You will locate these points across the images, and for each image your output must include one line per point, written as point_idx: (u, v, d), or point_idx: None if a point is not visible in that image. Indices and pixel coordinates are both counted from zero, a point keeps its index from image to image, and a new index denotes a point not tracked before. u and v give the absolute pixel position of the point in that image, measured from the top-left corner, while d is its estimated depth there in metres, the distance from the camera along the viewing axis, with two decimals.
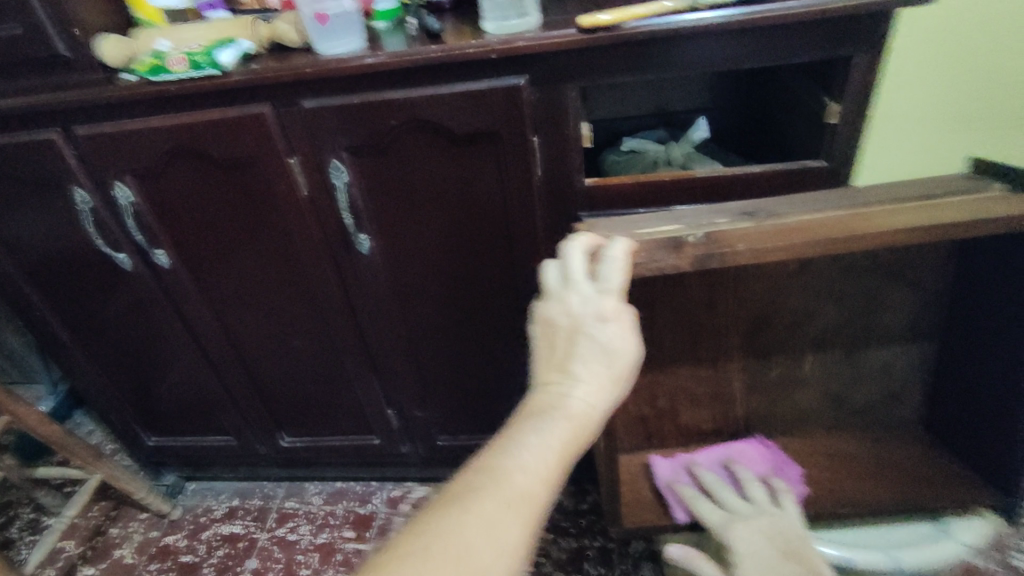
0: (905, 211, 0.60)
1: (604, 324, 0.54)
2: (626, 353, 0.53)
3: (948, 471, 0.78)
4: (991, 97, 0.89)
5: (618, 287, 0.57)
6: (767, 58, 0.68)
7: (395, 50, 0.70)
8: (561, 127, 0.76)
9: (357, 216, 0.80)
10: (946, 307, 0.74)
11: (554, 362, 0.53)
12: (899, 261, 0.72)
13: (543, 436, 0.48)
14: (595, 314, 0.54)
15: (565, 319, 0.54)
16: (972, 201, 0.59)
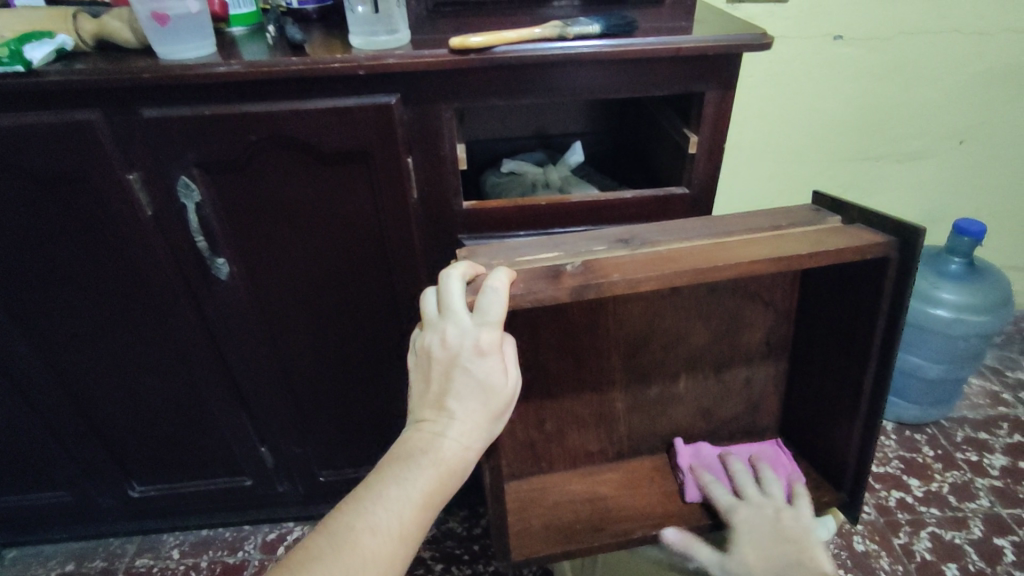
0: (756, 243, 0.61)
1: (482, 359, 0.51)
2: (504, 387, 0.52)
3: (806, 482, 0.81)
4: (778, 156, 1.26)
5: (497, 319, 0.51)
6: (629, 90, 0.72)
7: (253, 60, 0.66)
8: (435, 149, 0.73)
9: (211, 238, 0.78)
10: (801, 325, 0.79)
11: (429, 398, 0.51)
12: (755, 284, 0.75)
13: (408, 485, 0.47)
14: (472, 349, 0.51)
15: (442, 354, 0.51)
16: (811, 233, 0.63)
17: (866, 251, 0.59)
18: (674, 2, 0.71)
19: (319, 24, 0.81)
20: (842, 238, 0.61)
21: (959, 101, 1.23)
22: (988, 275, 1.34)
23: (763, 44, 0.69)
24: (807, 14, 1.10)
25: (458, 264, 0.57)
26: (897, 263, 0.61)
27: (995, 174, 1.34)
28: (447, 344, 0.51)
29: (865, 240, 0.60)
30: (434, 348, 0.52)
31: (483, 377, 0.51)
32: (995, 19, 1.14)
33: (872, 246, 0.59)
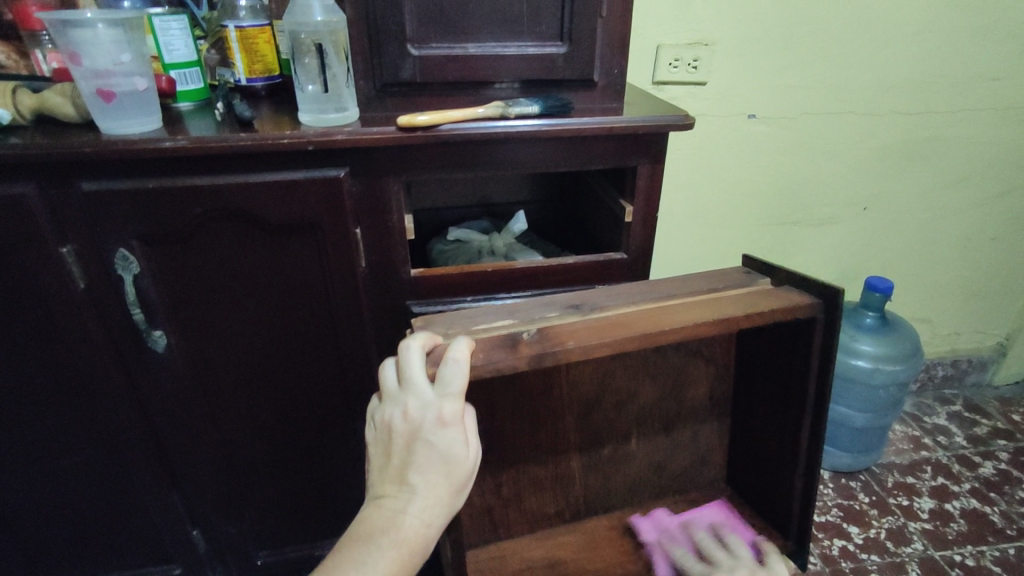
0: (697, 307, 0.65)
1: (444, 430, 0.51)
2: (466, 458, 0.52)
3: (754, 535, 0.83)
4: (704, 219, 1.36)
5: (458, 390, 0.53)
6: (567, 165, 0.77)
7: (201, 135, 0.67)
8: (384, 220, 0.75)
9: (150, 311, 0.75)
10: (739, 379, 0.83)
11: (391, 472, 0.51)
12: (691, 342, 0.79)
13: (370, 567, 0.46)
14: (435, 421, 0.51)
15: (403, 428, 0.51)
16: (746, 295, 0.68)
17: (794, 311, 0.64)
18: (605, 86, 0.78)
19: (268, 101, 0.84)
20: (773, 299, 0.66)
21: (860, 173, 1.37)
22: (901, 329, 1.45)
23: (686, 123, 0.75)
24: (723, 95, 1.22)
25: (424, 337, 0.58)
26: (823, 321, 0.67)
27: (896, 236, 1.49)
28: (408, 416, 0.52)
29: (792, 301, 0.65)
30: (395, 421, 0.52)
31: (445, 450, 0.51)
32: (882, 104, 1.29)
33: (798, 307, 0.64)
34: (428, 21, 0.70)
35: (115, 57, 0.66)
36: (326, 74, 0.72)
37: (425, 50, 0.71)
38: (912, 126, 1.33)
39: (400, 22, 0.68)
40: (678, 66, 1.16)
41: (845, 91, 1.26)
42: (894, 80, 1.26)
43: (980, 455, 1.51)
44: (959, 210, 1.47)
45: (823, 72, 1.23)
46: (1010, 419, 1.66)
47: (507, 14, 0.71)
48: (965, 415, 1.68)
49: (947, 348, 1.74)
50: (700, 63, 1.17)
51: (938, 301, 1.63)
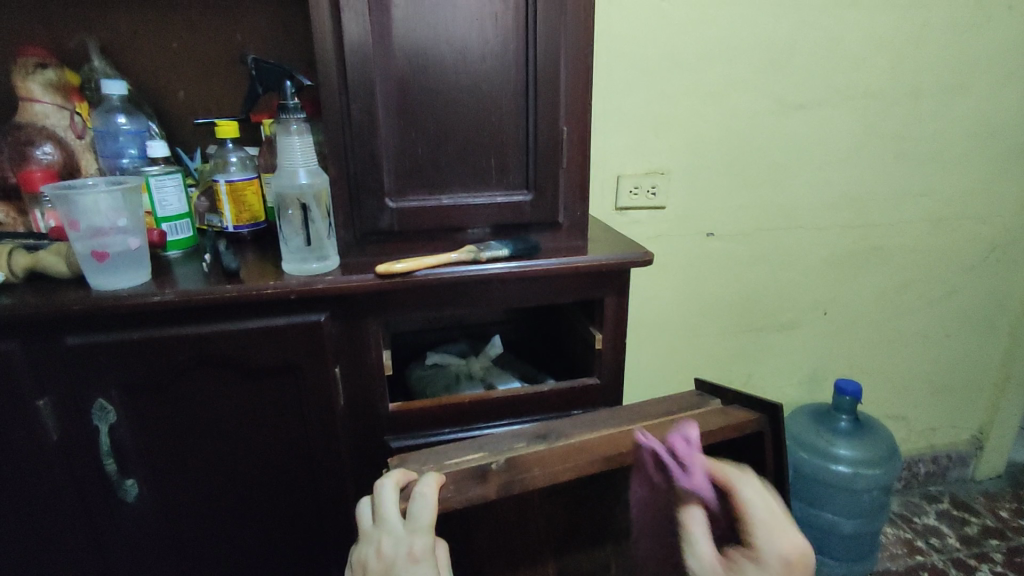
0: (654, 428, 0.68)
1: (415, 566, 0.54)
2: None
3: None
4: (675, 329, 1.41)
5: (427, 524, 0.55)
6: (537, 299, 0.81)
7: (187, 288, 0.70)
8: (363, 358, 0.78)
9: (123, 459, 0.75)
10: None
11: None
12: None
13: None
14: (407, 557, 0.54)
15: (377, 566, 0.55)
16: (700, 414, 0.71)
17: (742, 427, 0.69)
18: (569, 226, 0.84)
19: (252, 245, 0.88)
20: (721, 416, 0.70)
21: (817, 281, 1.45)
22: (876, 431, 1.49)
23: (644, 259, 0.81)
24: (682, 217, 1.31)
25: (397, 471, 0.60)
26: (770, 437, 0.71)
27: (859, 338, 1.55)
28: (382, 554, 0.55)
29: (739, 417, 0.69)
30: (370, 559, 0.55)
31: None
32: (828, 219, 1.39)
33: (746, 422, 0.69)
34: (404, 178, 0.77)
35: (113, 222, 0.71)
36: (309, 228, 0.77)
37: (402, 202, 0.77)
38: (858, 238, 1.43)
39: (379, 180, 0.75)
40: (638, 193, 1.26)
41: (792, 209, 1.36)
42: (835, 198, 1.37)
43: (974, 557, 1.49)
44: (914, 312, 1.55)
45: (770, 194, 1.34)
46: (997, 515, 1.65)
47: (477, 169, 0.79)
48: (953, 513, 1.67)
49: (925, 445, 1.76)
50: (657, 190, 1.27)
51: (908, 399, 1.67)
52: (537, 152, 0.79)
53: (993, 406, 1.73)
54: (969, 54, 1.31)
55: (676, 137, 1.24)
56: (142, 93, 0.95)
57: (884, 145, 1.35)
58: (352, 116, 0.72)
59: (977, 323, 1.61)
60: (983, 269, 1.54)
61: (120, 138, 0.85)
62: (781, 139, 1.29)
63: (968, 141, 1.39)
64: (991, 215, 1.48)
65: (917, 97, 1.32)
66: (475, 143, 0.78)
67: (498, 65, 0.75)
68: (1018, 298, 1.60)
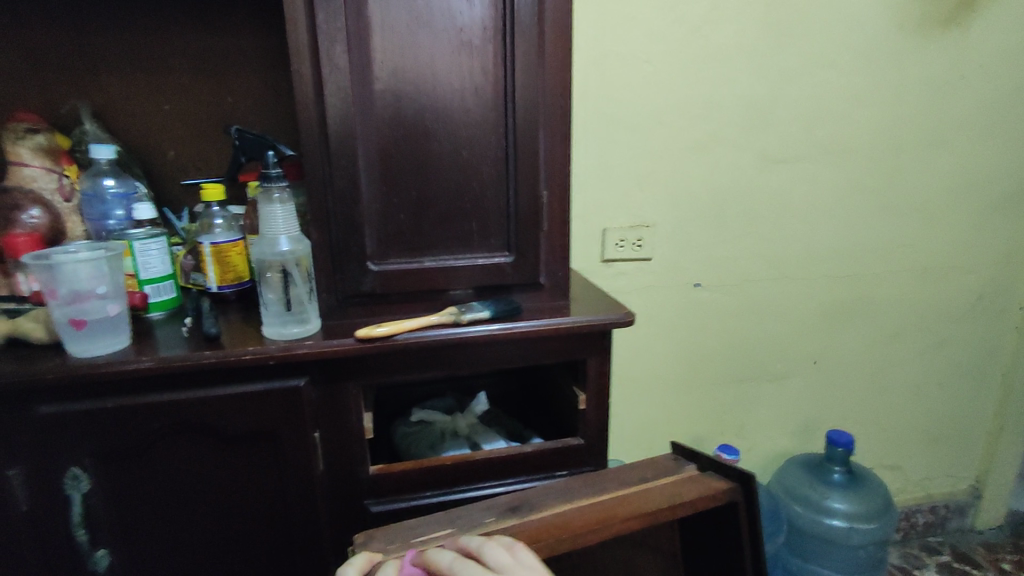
0: (630, 499, 0.68)
1: None
2: None
3: None
4: (663, 379, 1.41)
5: None
6: (520, 360, 0.81)
7: (166, 355, 0.70)
8: (343, 423, 0.78)
9: (94, 529, 0.73)
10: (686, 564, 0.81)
11: None
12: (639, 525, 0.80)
13: None
14: None
15: None
16: (675, 483, 0.70)
17: (717, 497, 0.68)
18: (550, 287, 0.85)
19: (236, 305, 0.88)
20: (694, 485, 0.70)
21: (805, 330, 1.45)
22: (870, 482, 1.48)
23: (626, 320, 0.81)
24: (669, 269, 1.32)
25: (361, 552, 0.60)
26: (745, 507, 0.70)
27: (850, 387, 1.54)
28: None
29: (713, 485, 0.69)
30: None
31: None
32: (814, 268, 1.40)
33: (721, 492, 0.68)
34: (387, 242, 0.78)
35: (93, 287, 0.71)
36: (289, 291, 0.76)
37: (384, 265, 0.78)
38: (845, 287, 1.44)
39: (361, 244, 0.76)
40: (624, 246, 1.27)
41: (778, 260, 1.37)
42: (820, 248, 1.39)
43: None
44: (904, 360, 1.55)
45: (755, 245, 1.35)
46: (999, 568, 1.61)
47: (457, 232, 0.80)
48: (954, 566, 1.63)
49: (923, 494, 1.73)
50: (643, 242, 1.28)
51: (902, 448, 1.66)
52: (517, 216, 0.80)
53: (990, 454, 1.71)
54: (943, 111, 1.35)
55: (660, 191, 1.26)
56: (132, 154, 0.97)
57: (865, 197, 1.37)
58: (334, 184, 0.74)
59: (968, 371, 1.61)
60: (971, 317, 1.55)
61: (108, 200, 0.86)
62: (764, 192, 1.31)
63: (947, 193, 1.41)
64: (975, 264, 1.49)
65: (896, 151, 1.35)
66: (456, 208, 0.79)
67: (478, 134, 0.77)
68: (1007, 346, 1.60)
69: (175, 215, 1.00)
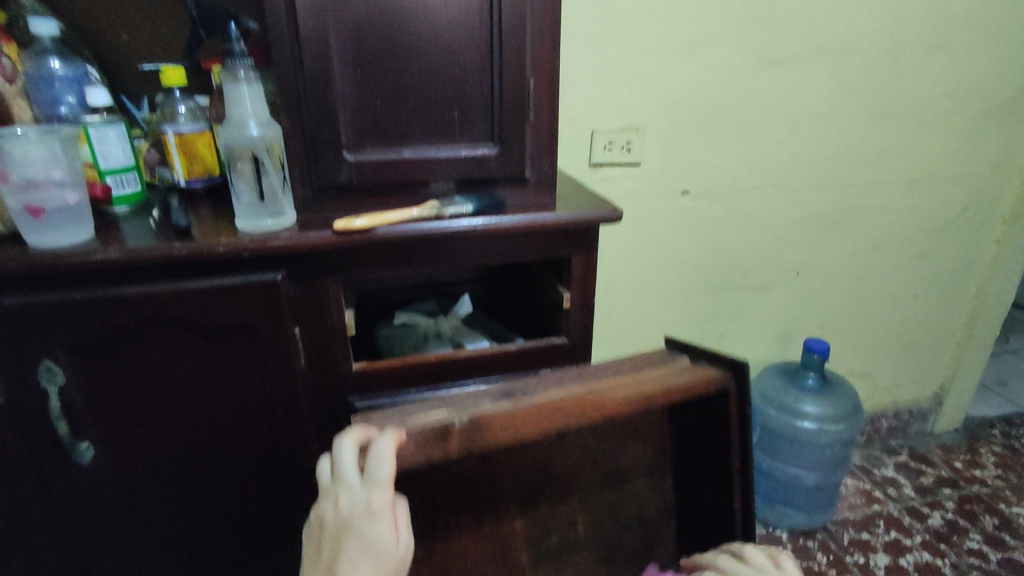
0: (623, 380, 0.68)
1: (371, 520, 0.53)
2: (397, 548, 0.53)
3: None
4: (646, 286, 1.41)
5: (386, 480, 0.54)
6: (504, 257, 0.79)
7: (134, 246, 0.67)
8: (323, 318, 0.76)
9: (75, 422, 0.72)
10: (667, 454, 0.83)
11: (321, 568, 0.52)
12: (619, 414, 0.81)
13: None
14: (363, 511, 0.53)
15: (332, 522, 0.53)
16: (666, 368, 0.71)
17: (705, 385, 0.69)
18: (536, 183, 0.82)
19: (206, 200, 0.84)
20: (686, 373, 0.70)
21: (790, 240, 1.45)
22: (841, 389, 1.54)
23: (613, 217, 0.79)
24: (656, 175, 1.29)
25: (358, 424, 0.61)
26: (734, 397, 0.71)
27: (830, 296, 1.56)
28: (339, 511, 0.53)
29: (703, 376, 0.69)
30: (326, 514, 0.54)
31: (372, 540, 0.52)
32: (803, 176, 1.38)
33: (710, 382, 0.69)
34: (363, 130, 0.73)
35: (48, 173, 0.68)
36: (261, 181, 0.73)
37: (361, 155, 0.74)
38: (833, 197, 1.42)
39: (336, 132, 0.72)
40: (612, 149, 1.23)
41: (768, 167, 1.35)
42: (811, 156, 1.36)
43: (927, 505, 1.56)
44: (884, 271, 1.57)
45: (746, 151, 1.31)
46: (952, 466, 1.72)
47: (438, 121, 0.75)
48: (911, 465, 1.73)
49: (888, 400, 1.80)
50: (632, 146, 1.24)
51: (874, 357, 1.71)
52: (501, 105, 0.75)
53: (956, 362, 1.77)
54: (950, 10, 1.28)
55: (651, 91, 1.20)
56: (81, 36, 0.88)
57: (861, 102, 1.33)
58: (304, 65, 0.68)
59: (945, 283, 1.64)
60: (954, 229, 1.55)
61: (56, 84, 0.79)
62: (759, 95, 1.26)
63: (944, 99, 1.38)
64: (963, 175, 1.48)
65: (897, 53, 1.30)
66: (437, 95, 0.74)
67: (460, 11, 0.71)
68: (985, 258, 1.62)
69: (134, 105, 0.92)
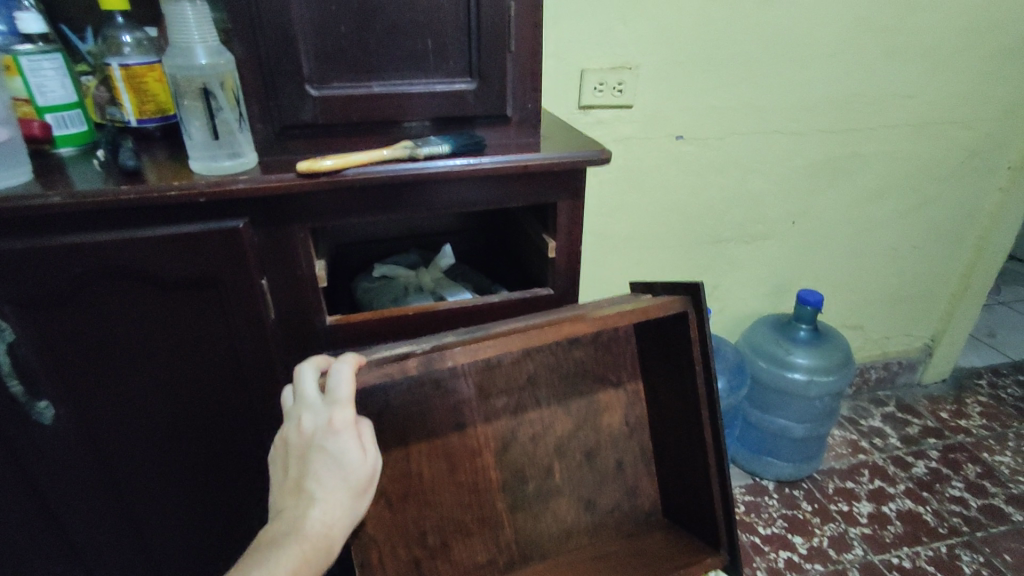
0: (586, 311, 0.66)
1: (336, 435, 0.51)
2: (363, 462, 0.52)
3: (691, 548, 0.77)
4: (637, 237, 1.36)
5: (346, 396, 0.53)
6: (485, 203, 0.74)
7: (78, 190, 0.61)
8: (292, 269, 0.72)
9: (30, 381, 0.68)
10: (654, 409, 0.80)
11: (289, 486, 0.51)
12: (602, 366, 0.78)
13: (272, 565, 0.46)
14: (325, 427, 0.52)
15: (297, 440, 0.52)
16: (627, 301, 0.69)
17: (669, 307, 0.66)
18: (518, 121, 0.76)
19: (162, 142, 0.78)
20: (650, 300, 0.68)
21: (787, 188, 1.40)
22: (833, 340, 1.51)
23: (601, 157, 0.73)
24: (649, 118, 1.22)
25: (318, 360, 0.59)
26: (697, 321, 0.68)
27: (825, 247, 1.52)
28: (301, 430, 0.52)
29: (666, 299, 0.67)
30: (290, 433, 0.52)
31: (338, 455, 0.51)
32: (803, 120, 1.31)
33: (673, 302, 0.67)
34: (327, 60, 0.66)
35: None
36: (216, 119, 0.67)
37: (326, 90, 0.67)
38: (833, 142, 1.36)
39: (296, 62, 0.65)
40: (603, 90, 1.16)
41: (767, 109, 1.28)
42: (812, 98, 1.29)
43: (912, 455, 1.57)
44: (881, 221, 1.52)
45: (745, 92, 1.24)
46: (938, 417, 1.73)
47: (410, 52, 0.68)
48: (897, 416, 1.74)
49: (878, 352, 1.79)
50: (624, 86, 1.17)
51: (866, 308, 1.69)
52: (480, 33, 0.69)
53: (948, 314, 1.76)
54: None
55: (645, 25, 1.12)
56: None
57: (868, 39, 1.25)
58: None
59: (943, 233, 1.60)
60: (955, 177, 1.50)
61: None
62: (761, 30, 1.18)
63: (955, 37, 1.30)
64: (970, 119, 1.42)
65: None
66: (407, 20, 0.67)
67: None
68: (985, 208, 1.58)
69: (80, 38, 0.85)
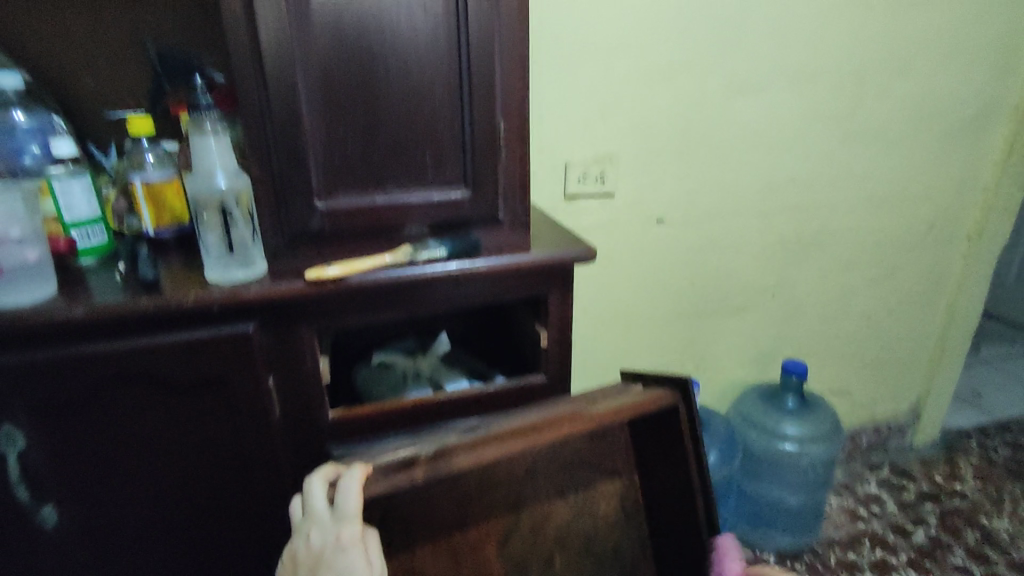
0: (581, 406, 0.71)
1: (343, 552, 0.56)
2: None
3: None
4: (625, 314, 1.42)
5: (353, 513, 0.57)
6: (481, 298, 0.79)
7: (99, 302, 0.65)
8: (298, 367, 0.75)
9: (37, 485, 0.70)
10: (650, 492, 0.82)
11: None
12: (597, 453, 0.80)
13: None
14: (333, 545, 0.57)
15: (306, 556, 0.57)
16: (619, 394, 0.74)
17: (658, 402, 0.72)
18: (510, 222, 0.82)
19: (176, 249, 0.83)
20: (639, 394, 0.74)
21: (764, 263, 1.47)
22: (821, 409, 1.55)
23: (587, 256, 0.79)
24: (630, 204, 1.30)
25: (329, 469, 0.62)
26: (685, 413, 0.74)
27: (805, 317, 1.58)
28: (311, 545, 0.57)
29: (654, 394, 0.73)
30: (301, 549, 0.58)
31: (344, 570, 0.56)
32: (774, 200, 1.41)
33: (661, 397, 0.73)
34: (334, 176, 0.73)
35: (7, 232, 0.66)
36: (231, 233, 0.73)
37: (332, 202, 0.73)
38: (804, 220, 1.45)
39: (306, 179, 0.71)
40: (586, 180, 1.24)
41: (740, 192, 1.37)
42: (781, 181, 1.39)
43: (910, 522, 1.57)
44: (856, 291, 1.60)
45: (717, 178, 1.34)
46: (932, 480, 1.74)
47: (411, 166, 0.75)
48: (892, 480, 1.75)
49: (867, 416, 1.82)
50: (606, 176, 1.25)
51: (851, 374, 1.73)
52: (473, 148, 0.76)
53: (930, 376, 1.81)
54: (906, 39, 1.33)
55: (623, 122, 1.22)
56: (45, 84, 0.87)
57: (826, 127, 1.36)
58: (272, 113, 0.68)
59: (916, 300, 1.67)
60: (921, 247, 1.59)
61: (18, 136, 0.77)
62: (728, 123, 1.29)
63: (906, 124, 1.42)
64: (927, 195, 1.52)
65: (858, 81, 1.34)
66: (407, 138, 0.74)
67: (429, 56, 0.71)
68: (952, 275, 1.67)
69: (101, 152, 0.91)
